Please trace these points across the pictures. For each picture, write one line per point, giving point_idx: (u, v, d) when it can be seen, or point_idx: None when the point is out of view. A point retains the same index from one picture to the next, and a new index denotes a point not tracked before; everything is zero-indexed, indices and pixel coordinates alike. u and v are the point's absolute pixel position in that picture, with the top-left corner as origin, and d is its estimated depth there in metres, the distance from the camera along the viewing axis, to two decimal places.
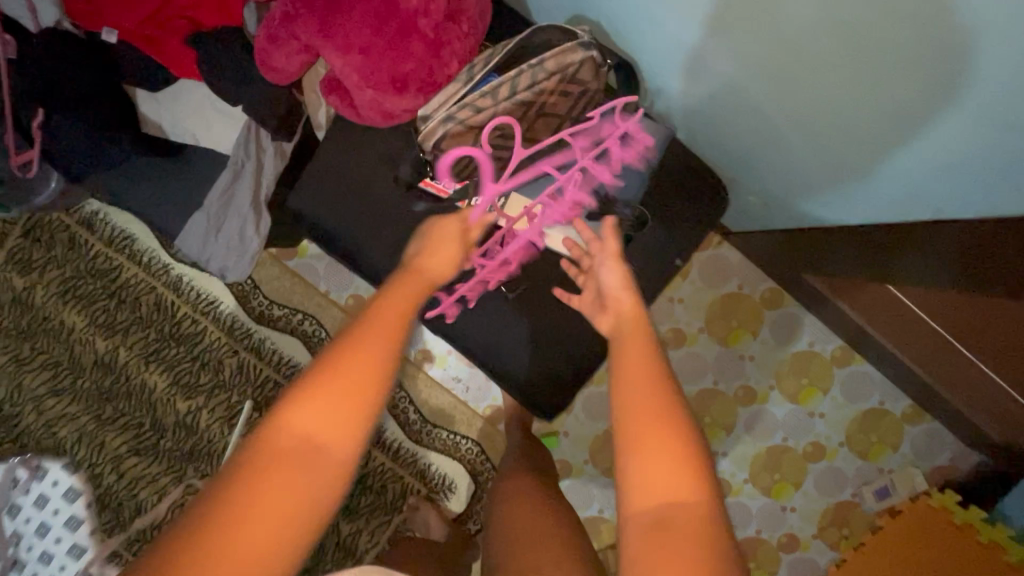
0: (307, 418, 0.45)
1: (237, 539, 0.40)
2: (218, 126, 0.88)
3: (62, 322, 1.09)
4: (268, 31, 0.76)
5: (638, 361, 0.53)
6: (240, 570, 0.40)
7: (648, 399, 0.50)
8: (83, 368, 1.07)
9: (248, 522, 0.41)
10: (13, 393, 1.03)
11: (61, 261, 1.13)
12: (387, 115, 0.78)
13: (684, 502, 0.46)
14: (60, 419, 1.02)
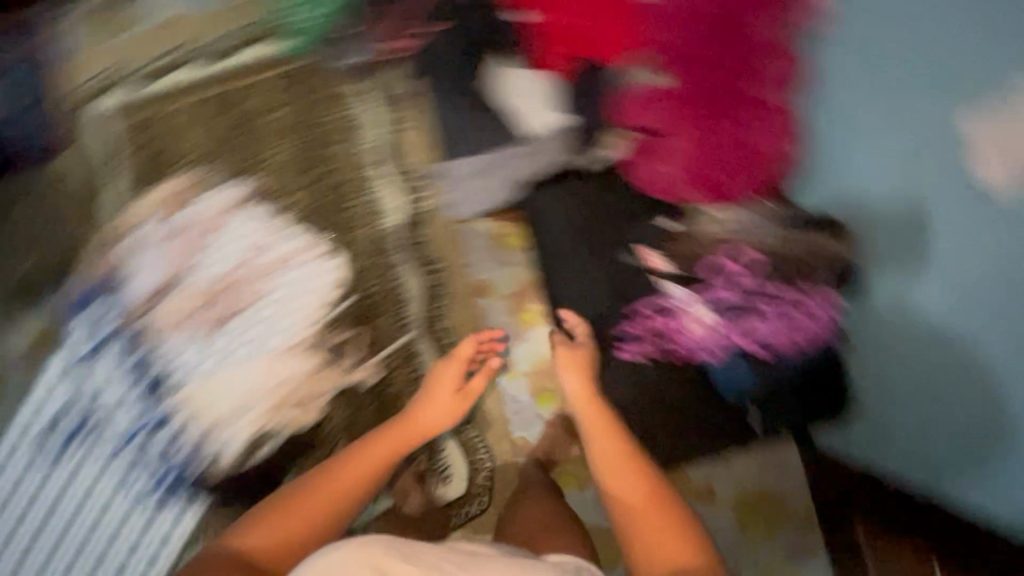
0: (349, 474, 1.02)
1: (317, 500, 0.99)
2: (535, 113, 1.12)
3: (260, 139, 1.18)
4: (644, 97, 1.04)
5: (611, 438, 1.01)
6: (310, 520, 0.97)
7: (631, 476, 0.98)
8: (247, 183, 1.16)
9: (322, 497, 1.00)
10: (192, 164, 1.15)
11: (293, 94, 1.18)
12: (677, 197, 1.06)
13: (661, 525, 0.93)
14: (205, 206, 1.14)
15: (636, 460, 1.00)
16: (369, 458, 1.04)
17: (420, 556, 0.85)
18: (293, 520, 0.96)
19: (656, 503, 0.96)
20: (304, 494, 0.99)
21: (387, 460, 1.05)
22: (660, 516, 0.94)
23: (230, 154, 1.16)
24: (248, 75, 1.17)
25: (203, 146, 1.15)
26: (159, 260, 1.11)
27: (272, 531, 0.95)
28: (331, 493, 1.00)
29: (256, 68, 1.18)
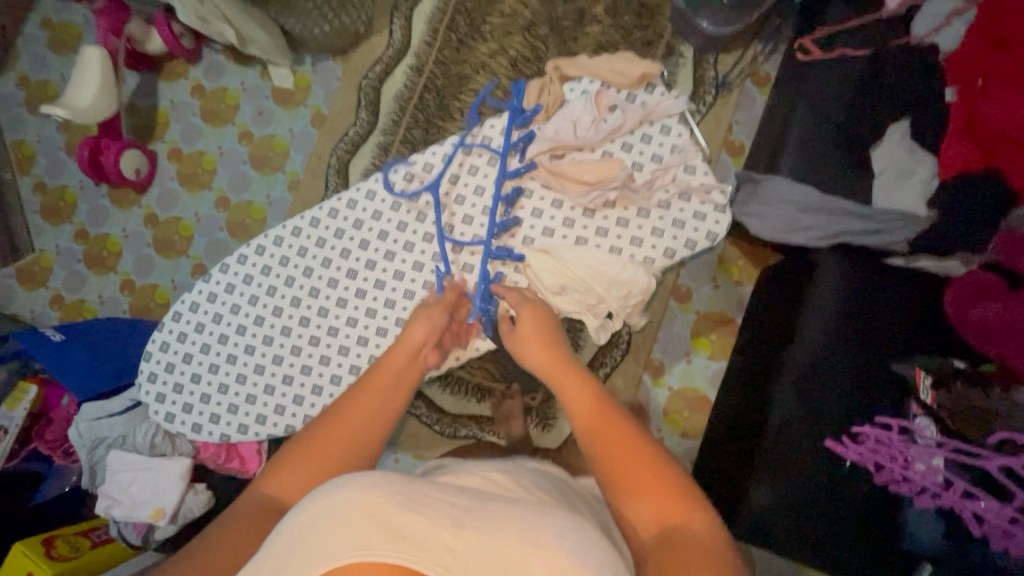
0: (365, 397, 0.74)
1: (337, 427, 0.70)
2: (900, 194, 0.91)
3: (575, 37, 1.39)
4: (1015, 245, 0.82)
5: (622, 438, 0.68)
6: (338, 445, 0.68)
7: (641, 441, 0.68)
8: (541, 60, 1.39)
9: (346, 417, 0.71)
10: (508, 30, 1.42)
11: (629, 29, 1.37)
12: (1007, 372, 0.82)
13: (675, 507, 0.62)
14: (497, 64, 1.41)
15: (649, 446, 0.68)
16: (372, 401, 0.74)
17: (422, 495, 0.55)
18: (296, 480, 0.65)
19: (662, 480, 0.64)
20: (305, 451, 0.67)
21: (382, 412, 0.74)
22: (681, 502, 0.62)
23: (524, 32, 1.41)
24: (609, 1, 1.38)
25: (528, 26, 1.41)
26: (590, 113, 0.91)
27: (279, 488, 0.65)
28: (347, 432, 0.70)
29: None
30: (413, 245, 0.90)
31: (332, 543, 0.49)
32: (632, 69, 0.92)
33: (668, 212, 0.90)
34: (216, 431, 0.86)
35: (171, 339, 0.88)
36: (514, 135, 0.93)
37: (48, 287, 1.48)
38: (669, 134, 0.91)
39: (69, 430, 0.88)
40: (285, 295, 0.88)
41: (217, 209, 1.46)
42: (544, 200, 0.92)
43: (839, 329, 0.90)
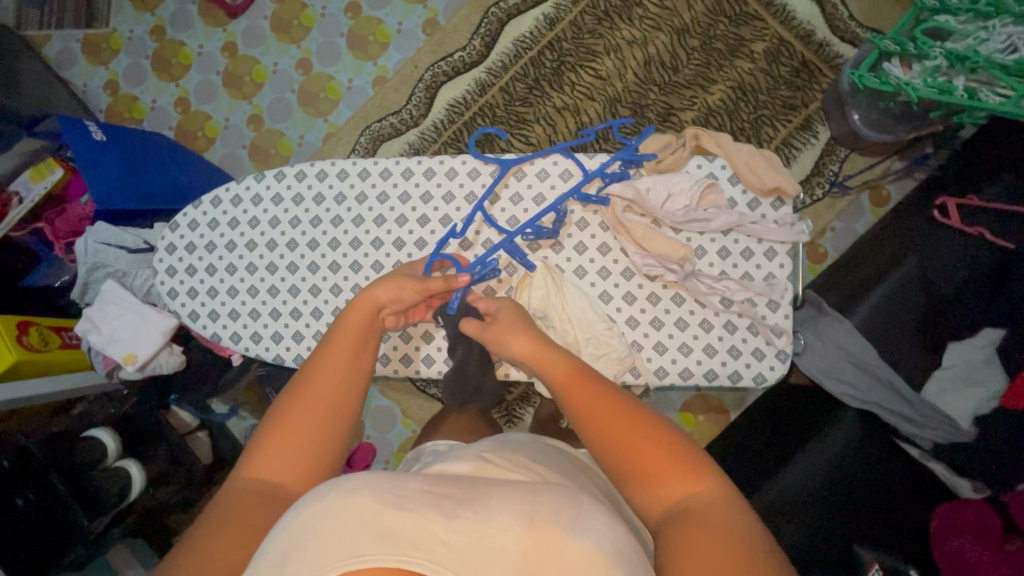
0: (328, 369, 0.65)
1: (300, 410, 0.63)
2: (951, 398, 0.86)
3: (720, 64, 1.27)
4: (964, 512, 0.82)
5: (622, 416, 0.58)
6: (307, 437, 0.62)
7: (627, 420, 0.57)
8: (674, 72, 1.28)
9: (308, 397, 0.63)
10: (658, 25, 1.30)
11: (777, 83, 1.26)
12: None
13: (682, 480, 0.55)
14: (630, 54, 1.30)
15: (639, 413, 0.58)
16: (342, 368, 0.66)
17: (412, 489, 0.49)
18: (284, 455, 0.61)
19: (667, 451, 0.56)
20: (289, 426, 0.62)
21: (357, 372, 0.67)
22: (673, 471, 0.55)
23: (673, 34, 1.29)
24: (772, 45, 1.26)
25: (679, 30, 1.29)
26: (691, 198, 0.75)
27: (270, 468, 0.60)
28: (322, 399, 0.63)
29: (781, 44, 1.26)
30: (452, 198, 0.80)
31: (326, 549, 0.43)
32: (768, 175, 0.74)
33: (730, 335, 0.74)
34: (209, 328, 0.82)
35: (193, 222, 0.84)
36: (613, 167, 0.78)
37: (107, 69, 1.44)
38: (771, 259, 0.75)
39: (77, 240, 0.88)
40: (325, 232, 0.82)
41: (296, 68, 1.39)
42: (593, 263, 0.78)
43: (821, 485, 0.90)
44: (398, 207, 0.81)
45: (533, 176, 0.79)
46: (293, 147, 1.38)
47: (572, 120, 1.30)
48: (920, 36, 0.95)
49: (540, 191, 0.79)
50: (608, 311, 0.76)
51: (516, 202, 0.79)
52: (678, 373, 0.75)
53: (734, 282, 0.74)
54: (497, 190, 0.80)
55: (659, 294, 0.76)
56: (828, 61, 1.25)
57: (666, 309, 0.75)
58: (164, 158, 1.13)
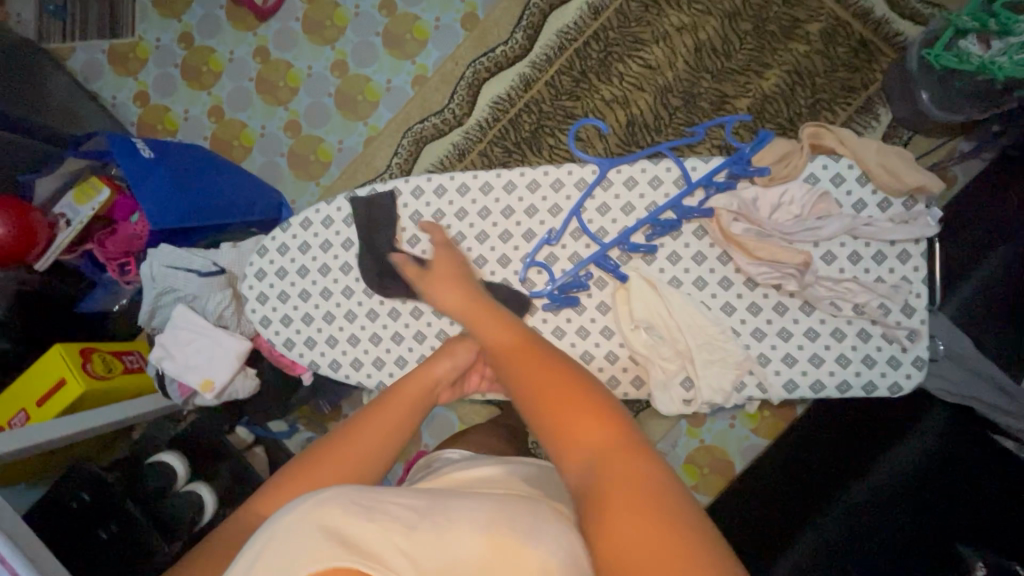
0: (375, 412, 0.66)
1: (338, 441, 0.63)
2: None
3: (776, 48, 1.23)
4: None
5: (558, 380, 0.57)
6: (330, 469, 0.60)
7: (564, 390, 0.56)
8: (728, 58, 1.24)
9: (346, 433, 0.64)
10: (708, 9, 1.25)
11: (836, 66, 1.21)
12: None
13: (625, 466, 0.48)
14: (680, 41, 1.25)
15: (583, 389, 0.56)
16: (383, 423, 0.64)
17: (376, 497, 0.50)
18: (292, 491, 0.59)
19: (607, 435, 0.51)
20: (308, 464, 0.61)
21: (393, 432, 0.65)
22: (608, 440, 0.51)
23: (724, 18, 1.24)
24: (830, 26, 1.21)
25: (731, 14, 1.24)
26: (802, 208, 0.72)
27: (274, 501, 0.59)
28: (355, 446, 0.62)
29: (839, 24, 1.21)
30: (559, 210, 0.77)
31: (284, 554, 0.44)
32: (910, 175, 0.70)
33: (864, 344, 0.72)
34: (308, 355, 0.80)
35: (284, 246, 0.81)
36: (720, 176, 0.75)
37: (136, 79, 1.40)
38: (904, 262, 0.71)
39: (143, 265, 0.84)
40: (425, 251, 0.78)
41: (332, 70, 1.35)
42: (713, 274, 0.74)
43: (917, 476, 0.91)
44: (502, 223, 0.78)
45: (641, 182, 0.76)
46: (333, 153, 1.34)
47: (623, 113, 1.26)
48: (1001, 11, 0.90)
49: (648, 197, 0.76)
50: (732, 324, 0.73)
51: (625, 210, 0.76)
52: (809, 386, 0.72)
53: (851, 283, 0.71)
54: (605, 198, 0.76)
55: (787, 304, 0.73)
56: (888, 41, 1.20)
57: (794, 319, 0.72)
58: (210, 173, 1.10)
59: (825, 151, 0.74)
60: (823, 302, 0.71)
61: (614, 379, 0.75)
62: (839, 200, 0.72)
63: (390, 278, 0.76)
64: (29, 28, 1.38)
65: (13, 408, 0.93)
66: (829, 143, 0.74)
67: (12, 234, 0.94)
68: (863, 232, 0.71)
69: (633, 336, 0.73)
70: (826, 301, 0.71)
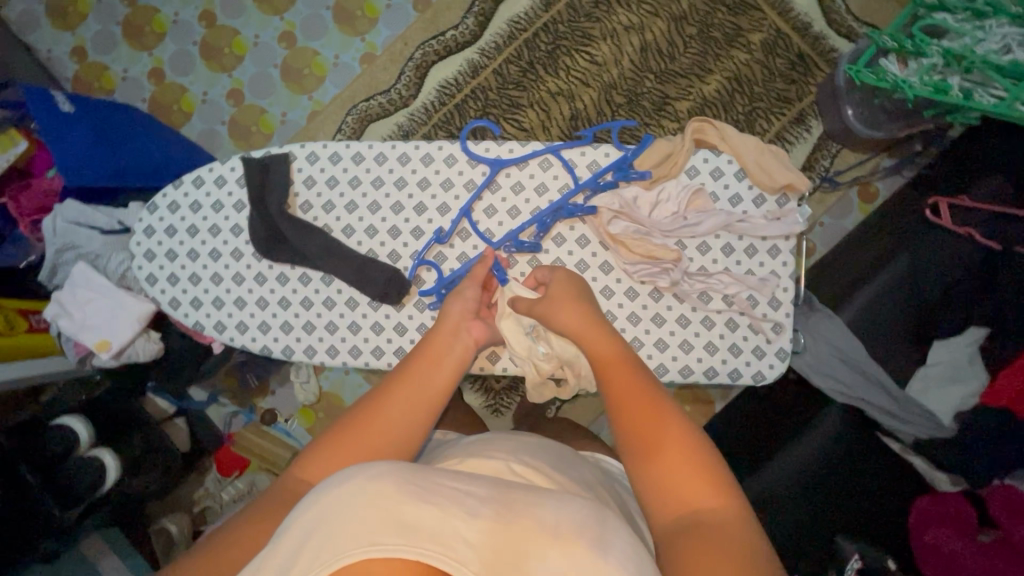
0: (412, 376, 0.65)
1: (383, 405, 0.62)
2: (933, 397, 0.88)
3: (717, 55, 1.26)
4: (933, 510, 0.83)
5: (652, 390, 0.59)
6: (373, 438, 0.60)
7: (645, 391, 0.59)
8: (670, 60, 1.26)
9: (389, 399, 0.63)
10: (654, 11, 1.27)
11: (772, 76, 1.25)
12: None
13: (703, 488, 0.52)
14: (625, 40, 1.27)
15: (667, 407, 0.58)
16: (418, 389, 0.64)
17: (432, 482, 0.48)
18: (325, 464, 0.59)
19: (680, 439, 0.55)
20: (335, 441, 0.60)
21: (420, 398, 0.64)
22: (687, 463, 0.53)
23: (670, 21, 1.27)
24: (770, 37, 1.25)
25: (676, 17, 1.26)
26: (677, 206, 0.74)
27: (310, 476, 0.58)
28: (378, 419, 0.61)
29: (779, 36, 1.25)
30: (449, 186, 0.78)
31: (333, 541, 0.42)
32: (781, 173, 0.73)
33: (731, 333, 0.74)
34: (192, 315, 0.79)
35: (172, 204, 0.79)
36: (605, 178, 0.76)
37: (74, 34, 1.35)
38: (775, 256, 0.74)
39: (46, 219, 0.82)
40: (316, 218, 0.78)
41: (279, 41, 1.32)
42: (596, 258, 0.76)
43: (810, 474, 0.92)
44: (393, 194, 0.78)
45: (532, 171, 0.77)
46: (275, 124, 1.32)
47: (566, 106, 1.27)
48: (916, 34, 0.94)
49: (540, 186, 0.77)
50: (610, 307, 0.75)
51: (516, 198, 0.77)
52: (678, 370, 0.74)
53: (718, 272, 0.74)
54: (497, 184, 0.77)
55: (661, 291, 0.75)
56: (823, 56, 1.24)
57: (668, 306, 0.74)
58: (136, 133, 1.07)
59: (709, 145, 0.76)
60: (695, 290, 0.74)
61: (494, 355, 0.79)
62: (716, 193, 0.75)
63: (282, 243, 0.76)
64: None
65: None
66: (711, 138, 0.75)
67: None
68: (732, 229, 0.74)
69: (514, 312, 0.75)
70: (696, 288, 0.74)
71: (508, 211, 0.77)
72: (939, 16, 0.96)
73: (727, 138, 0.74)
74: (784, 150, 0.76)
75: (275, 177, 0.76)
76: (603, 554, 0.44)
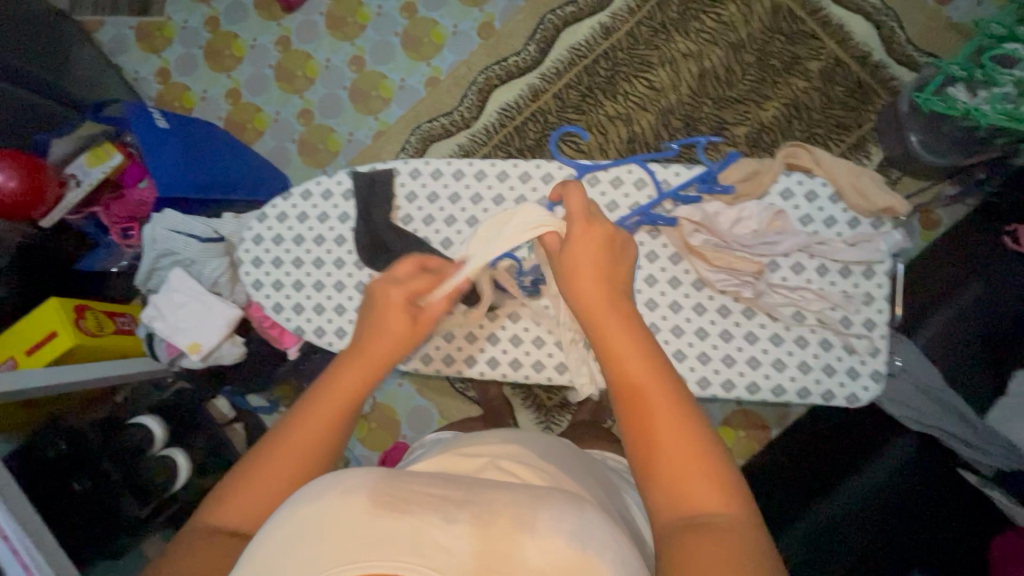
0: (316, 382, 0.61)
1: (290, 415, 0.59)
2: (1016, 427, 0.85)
3: (774, 82, 1.28)
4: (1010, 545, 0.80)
5: (647, 367, 0.54)
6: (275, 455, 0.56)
7: (640, 369, 0.53)
8: (727, 87, 1.29)
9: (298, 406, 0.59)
10: (712, 39, 1.30)
11: (830, 104, 1.26)
12: None
13: (696, 471, 0.49)
14: (682, 66, 1.30)
15: (660, 386, 0.53)
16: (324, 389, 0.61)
17: (413, 487, 0.43)
18: (241, 493, 0.54)
19: (690, 436, 0.51)
20: (260, 467, 0.55)
21: (347, 416, 0.60)
22: (682, 447, 0.50)
23: (728, 49, 1.29)
24: (829, 66, 1.27)
25: (734, 46, 1.29)
26: (759, 224, 0.75)
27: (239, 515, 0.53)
28: (306, 440, 0.57)
29: (838, 65, 1.26)
30: (543, 201, 0.80)
31: (299, 556, 0.39)
32: (879, 196, 0.74)
33: (825, 353, 0.74)
34: (295, 319, 0.82)
35: (280, 214, 0.84)
36: (690, 190, 0.77)
37: (160, 57, 1.44)
38: (870, 278, 0.75)
39: (147, 226, 0.88)
40: (416, 230, 0.82)
41: (349, 65, 1.40)
42: (688, 275, 0.77)
43: (890, 495, 0.89)
44: (490, 209, 0.81)
45: (616, 186, 0.78)
46: (342, 143, 1.38)
47: (624, 129, 1.30)
48: (986, 64, 0.93)
49: (629, 199, 0.79)
50: (702, 324, 0.76)
51: (604, 210, 0.79)
52: (771, 389, 0.74)
53: (812, 291, 0.74)
54: (583, 198, 0.79)
55: (755, 310, 0.76)
56: (883, 85, 1.25)
57: (760, 324, 0.75)
58: (219, 148, 1.12)
59: (802, 168, 0.77)
60: (788, 310, 0.75)
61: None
62: (811, 214, 0.76)
63: (381, 253, 0.80)
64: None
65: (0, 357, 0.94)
66: (805, 162, 0.77)
67: (21, 189, 0.97)
68: (818, 250, 0.74)
69: None
70: (789, 308, 0.75)
71: None
72: (1011, 46, 0.94)
73: (820, 162, 0.76)
74: (881, 175, 0.76)
75: (381, 191, 0.81)
76: (579, 545, 0.39)
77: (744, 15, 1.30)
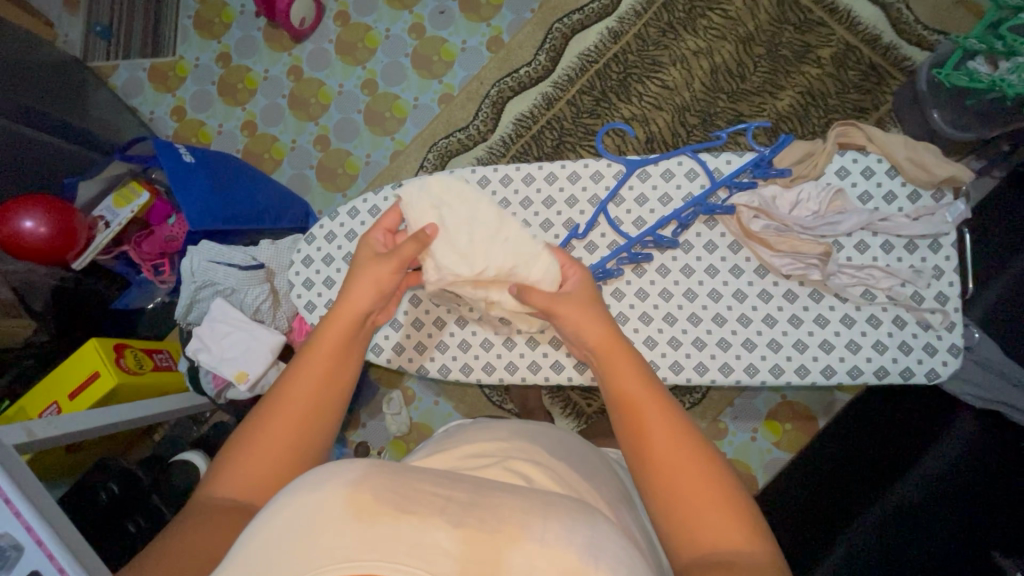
0: (310, 377, 0.59)
1: (281, 409, 0.57)
2: None
3: (786, 71, 1.28)
4: None
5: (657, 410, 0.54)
6: (272, 447, 0.55)
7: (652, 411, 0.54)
8: (740, 79, 1.29)
9: (287, 400, 0.58)
10: (722, 36, 1.31)
11: (844, 90, 1.26)
12: None
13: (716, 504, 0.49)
14: (692, 64, 1.31)
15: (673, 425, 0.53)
16: (316, 378, 0.60)
17: (416, 486, 0.40)
18: (238, 480, 0.54)
19: (700, 471, 0.51)
20: (256, 448, 0.55)
21: (341, 359, 0.62)
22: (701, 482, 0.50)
23: (738, 43, 1.30)
24: (841, 53, 1.27)
25: (743, 40, 1.30)
26: (820, 205, 0.76)
27: (232, 489, 0.54)
28: (320, 381, 0.60)
29: (847, 50, 1.27)
30: (597, 200, 0.81)
31: (283, 557, 0.36)
32: (939, 168, 0.75)
33: (900, 330, 0.75)
34: None
35: (329, 233, 0.84)
36: (743, 176, 0.79)
37: (174, 95, 1.46)
38: (936, 251, 0.76)
39: (185, 260, 0.89)
40: None
41: (362, 88, 1.41)
42: (749, 262, 0.78)
43: (949, 484, 0.88)
44: (543, 212, 0.82)
45: (668, 178, 0.80)
46: (360, 165, 1.39)
47: (641, 130, 1.30)
48: (1006, 34, 0.89)
49: (681, 190, 0.80)
50: (769, 310, 0.77)
51: (658, 205, 0.80)
52: (847, 371, 0.75)
53: (880, 269, 0.75)
54: (635, 195, 0.80)
55: (821, 294, 0.76)
56: (897, 67, 1.25)
57: (830, 305, 0.76)
58: (244, 177, 1.12)
59: (855, 148, 0.80)
60: (854, 290, 0.75)
61: (677, 363, 0.77)
62: (869, 191, 0.77)
63: None
64: (77, 48, 1.46)
65: (44, 402, 0.93)
66: (858, 140, 0.79)
67: (53, 235, 0.97)
68: (881, 227, 0.75)
69: (679, 313, 0.78)
70: (857, 288, 0.75)
71: (638, 220, 0.80)
72: None
73: (874, 140, 0.78)
74: (936, 146, 0.77)
75: None
76: (597, 564, 0.36)
77: (750, 9, 1.31)
